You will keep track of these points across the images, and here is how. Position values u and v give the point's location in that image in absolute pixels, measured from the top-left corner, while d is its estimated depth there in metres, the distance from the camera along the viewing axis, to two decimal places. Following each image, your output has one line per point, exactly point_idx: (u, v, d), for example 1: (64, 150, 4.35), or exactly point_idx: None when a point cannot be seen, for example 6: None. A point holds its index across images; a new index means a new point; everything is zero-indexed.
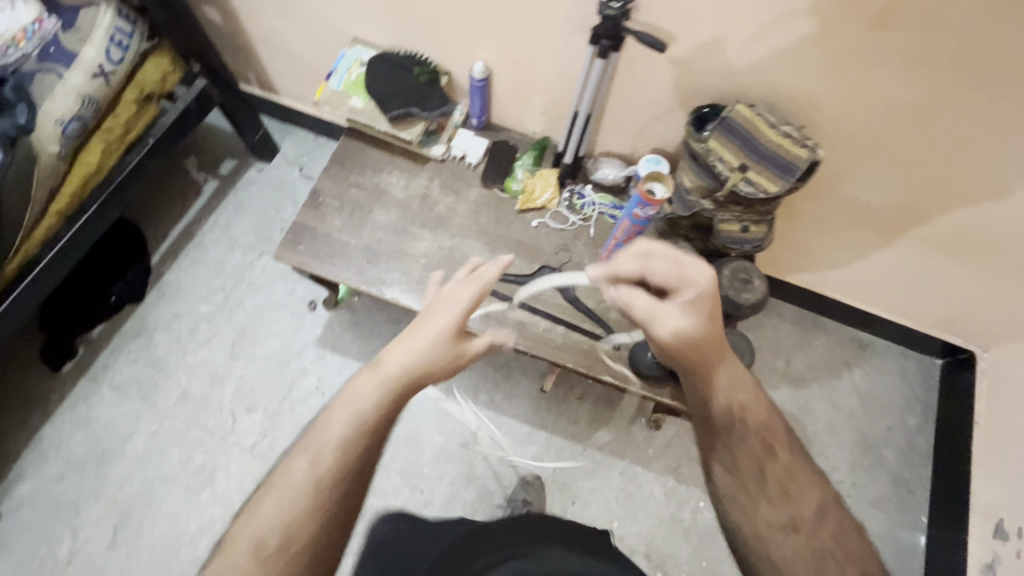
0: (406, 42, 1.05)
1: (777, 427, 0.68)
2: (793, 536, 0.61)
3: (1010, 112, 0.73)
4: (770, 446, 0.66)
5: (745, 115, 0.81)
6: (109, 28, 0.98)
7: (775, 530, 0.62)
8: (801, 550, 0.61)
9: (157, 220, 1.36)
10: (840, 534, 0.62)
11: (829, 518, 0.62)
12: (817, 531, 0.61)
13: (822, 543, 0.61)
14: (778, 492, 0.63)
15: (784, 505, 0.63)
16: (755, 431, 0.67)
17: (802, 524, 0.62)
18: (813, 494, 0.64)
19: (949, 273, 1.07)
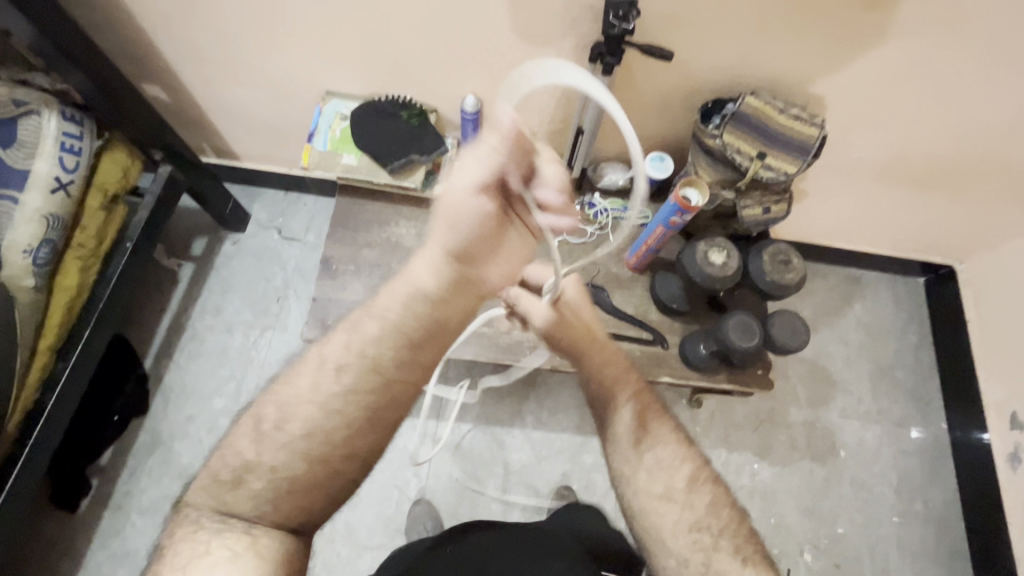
0: (385, 88, 1.01)
1: (649, 405, 0.72)
2: (669, 505, 0.66)
3: (990, 60, 0.80)
4: (633, 400, 0.72)
5: (756, 106, 0.84)
6: (57, 135, 0.87)
7: (655, 502, 0.67)
8: (676, 521, 0.65)
9: (139, 321, 1.25)
10: (712, 504, 0.66)
11: (701, 490, 0.67)
12: (690, 499, 0.66)
13: (696, 515, 0.65)
14: (653, 464, 0.68)
15: (655, 476, 0.67)
16: (628, 410, 0.71)
17: (675, 495, 0.66)
18: (684, 467, 0.68)
19: (931, 204, 1.16)
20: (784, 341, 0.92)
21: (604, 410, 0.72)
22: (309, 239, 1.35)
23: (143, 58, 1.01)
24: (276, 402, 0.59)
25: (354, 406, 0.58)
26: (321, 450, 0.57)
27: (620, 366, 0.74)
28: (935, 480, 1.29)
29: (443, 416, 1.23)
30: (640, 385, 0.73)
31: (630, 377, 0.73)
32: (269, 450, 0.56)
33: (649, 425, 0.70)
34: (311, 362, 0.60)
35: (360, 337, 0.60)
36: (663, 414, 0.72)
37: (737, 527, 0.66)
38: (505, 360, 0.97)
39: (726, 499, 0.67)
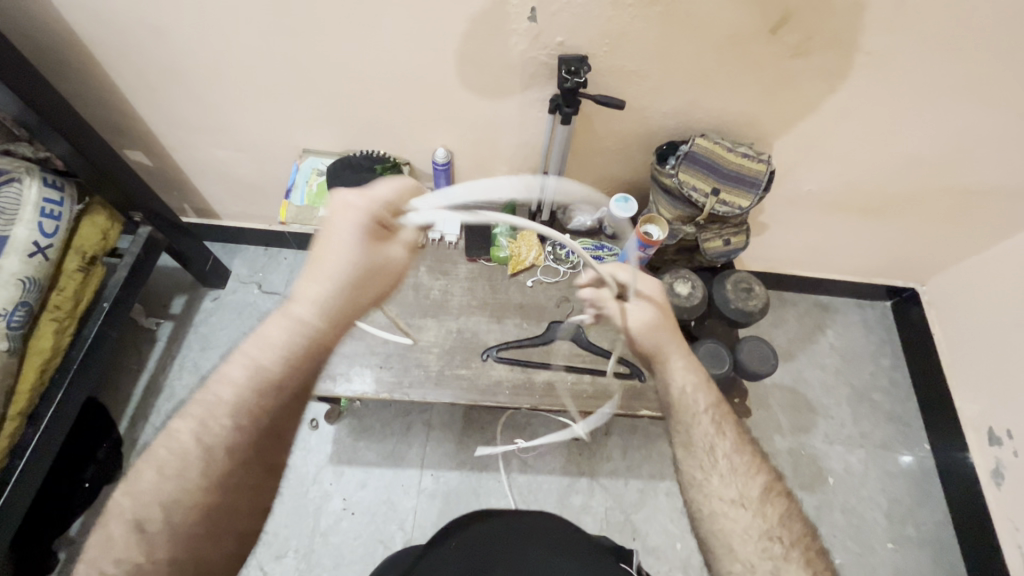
0: (359, 144, 1.06)
1: (725, 414, 0.69)
2: (740, 511, 0.62)
3: (916, 100, 0.87)
4: (708, 408, 0.68)
5: (705, 146, 0.91)
6: (38, 201, 0.90)
7: (727, 505, 0.62)
8: (747, 526, 0.61)
9: (114, 382, 1.23)
10: (784, 516, 0.62)
11: (774, 500, 0.63)
12: (764, 508, 0.62)
13: (768, 524, 0.61)
14: (727, 470, 0.64)
15: (729, 480, 0.64)
16: (707, 417, 0.68)
17: (747, 502, 0.62)
18: (761, 475, 0.64)
19: (884, 231, 1.23)
20: (754, 366, 0.95)
21: (681, 413, 0.69)
22: (289, 292, 1.37)
23: (125, 126, 1.06)
24: (156, 494, 0.55)
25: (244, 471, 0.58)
26: (225, 522, 0.57)
27: (697, 376, 0.72)
28: (924, 501, 1.29)
29: (428, 464, 1.22)
30: (717, 395, 0.70)
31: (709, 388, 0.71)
32: (162, 543, 0.54)
33: (726, 432, 0.67)
34: (179, 446, 0.57)
35: (227, 405, 0.59)
36: (740, 426, 0.69)
37: (808, 542, 0.61)
38: (484, 402, 0.97)
39: (797, 515, 0.63)
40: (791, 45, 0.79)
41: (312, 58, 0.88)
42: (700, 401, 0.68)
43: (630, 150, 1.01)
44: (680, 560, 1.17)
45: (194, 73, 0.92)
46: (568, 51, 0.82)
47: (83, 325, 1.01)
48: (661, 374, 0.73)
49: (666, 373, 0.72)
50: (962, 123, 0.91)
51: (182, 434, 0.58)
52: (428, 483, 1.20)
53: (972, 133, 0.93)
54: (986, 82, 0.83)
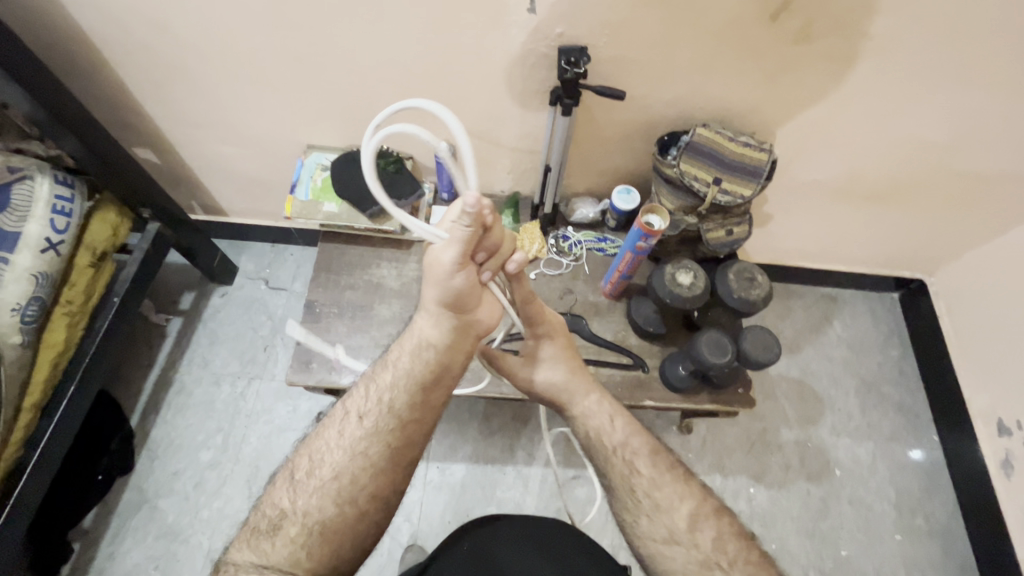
0: (363, 139, 1.07)
1: (637, 449, 0.72)
2: (675, 547, 0.65)
3: (919, 85, 0.86)
4: (616, 445, 0.72)
5: (707, 136, 0.91)
6: (49, 198, 0.92)
7: (661, 545, 0.66)
8: (684, 563, 0.64)
9: (127, 376, 1.26)
10: (717, 541, 0.65)
11: (703, 526, 0.66)
12: (695, 538, 0.65)
13: (703, 553, 0.64)
14: (652, 508, 0.68)
15: (656, 521, 0.67)
16: (619, 457, 0.71)
17: (680, 536, 0.66)
18: (684, 505, 0.68)
19: (891, 220, 1.22)
20: (756, 356, 0.94)
21: (598, 458, 0.73)
22: (296, 287, 1.38)
23: (134, 124, 1.07)
24: (309, 452, 0.65)
25: (377, 450, 0.65)
26: (349, 492, 0.63)
27: (606, 412, 0.75)
28: (932, 493, 1.28)
29: (434, 457, 1.22)
30: (631, 426, 0.74)
31: (613, 424, 0.74)
32: (303, 496, 0.62)
33: (640, 468, 0.70)
34: (336, 416, 0.68)
35: (378, 389, 0.68)
36: (655, 455, 0.72)
37: (748, 558, 0.65)
38: (488, 392, 0.98)
39: (730, 533, 0.66)
40: (791, 30, 0.79)
41: (315, 53, 0.89)
42: (611, 439, 0.72)
43: (631, 140, 1.01)
44: None
45: (201, 69, 0.94)
46: (568, 42, 0.83)
47: (94, 320, 1.03)
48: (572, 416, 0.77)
49: (574, 416, 0.76)
50: (968, 106, 0.90)
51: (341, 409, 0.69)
52: (434, 475, 1.21)
53: (978, 117, 0.92)
54: (992, 65, 0.82)
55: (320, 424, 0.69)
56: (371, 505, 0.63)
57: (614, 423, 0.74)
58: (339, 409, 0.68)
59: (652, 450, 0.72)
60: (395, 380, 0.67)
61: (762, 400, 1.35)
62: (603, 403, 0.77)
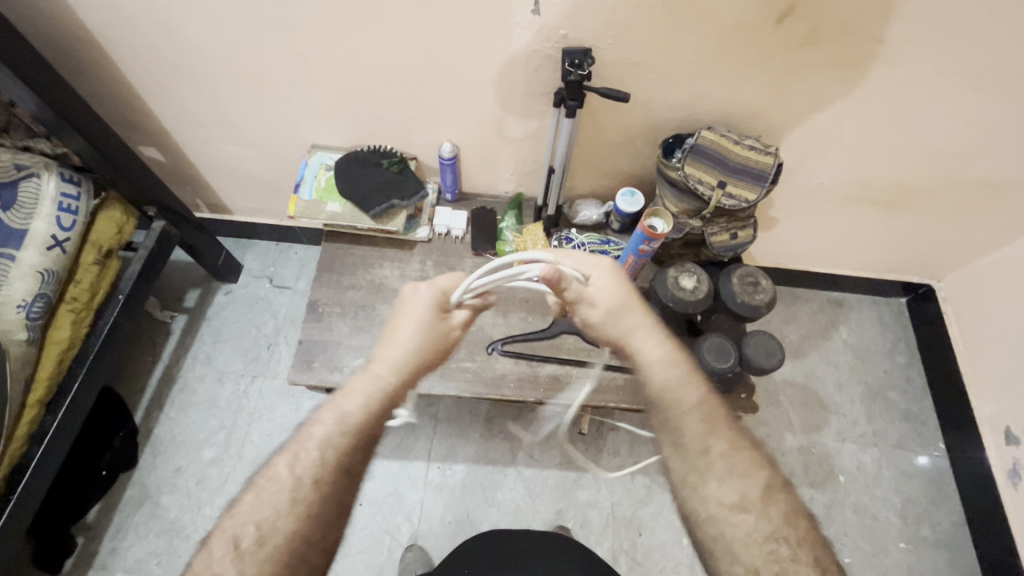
0: (367, 138, 1.07)
1: (717, 410, 0.71)
2: (743, 515, 0.64)
3: (927, 90, 0.85)
4: (692, 406, 0.71)
5: (711, 139, 0.90)
6: (55, 196, 0.92)
7: (727, 510, 0.64)
8: (750, 529, 0.63)
9: (131, 373, 1.27)
10: (787, 515, 0.64)
11: (777, 499, 0.65)
12: (766, 509, 0.64)
13: (773, 524, 0.63)
14: (726, 472, 0.66)
15: (729, 484, 0.66)
16: (699, 415, 0.70)
17: (750, 503, 0.64)
18: (760, 475, 0.67)
19: (899, 225, 1.21)
20: (758, 362, 0.93)
21: (670, 413, 0.71)
22: (299, 286, 1.39)
23: (139, 123, 1.08)
24: (255, 519, 0.60)
25: (328, 508, 0.63)
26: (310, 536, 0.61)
27: (670, 365, 0.74)
28: (938, 501, 1.27)
29: (435, 457, 1.23)
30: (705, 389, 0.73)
31: (695, 382, 0.73)
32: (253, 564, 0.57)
33: (721, 430, 0.70)
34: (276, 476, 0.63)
35: (323, 445, 0.65)
36: (732, 422, 0.71)
37: (816, 537, 0.63)
38: (488, 394, 0.98)
39: (801, 510, 0.65)
40: (796, 33, 0.78)
41: (319, 53, 0.89)
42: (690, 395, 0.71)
43: (635, 143, 1.01)
44: (685, 557, 1.16)
45: (207, 70, 0.94)
46: (572, 44, 0.82)
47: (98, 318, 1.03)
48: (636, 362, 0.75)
49: (646, 371, 0.74)
50: (980, 112, 0.88)
51: (281, 468, 0.64)
52: (434, 476, 1.21)
53: (988, 123, 0.90)
54: (1003, 70, 0.81)
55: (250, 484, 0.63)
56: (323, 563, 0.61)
57: (693, 378, 0.74)
58: (282, 472, 0.63)
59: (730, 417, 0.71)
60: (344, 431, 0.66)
61: (766, 406, 1.34)
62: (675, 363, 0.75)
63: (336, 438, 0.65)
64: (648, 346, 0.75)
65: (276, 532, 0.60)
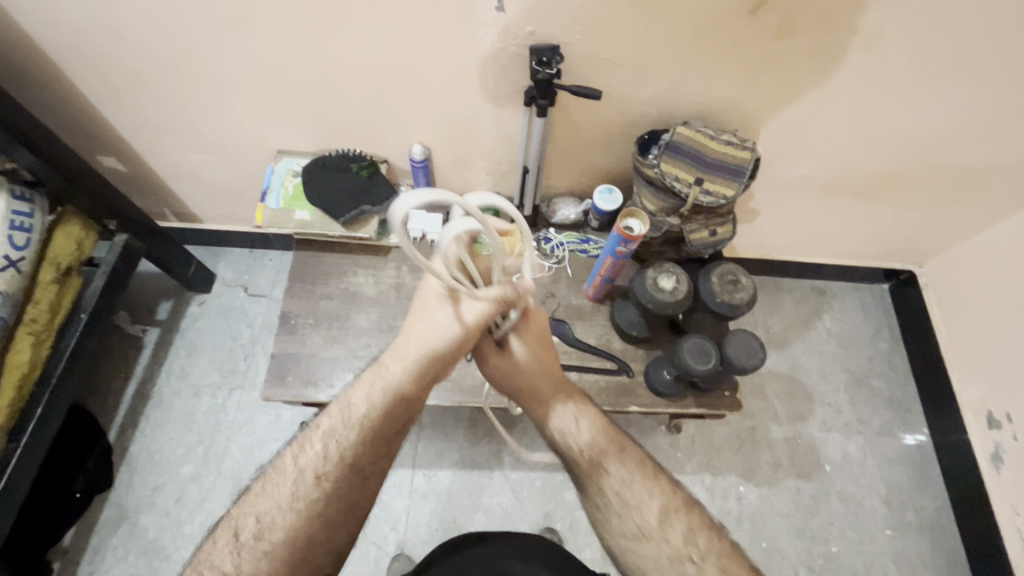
0: (335, 142, 1.04)
1: (603, 443, 0.69)
2: (646, 543, 0.63)
3: (906, 78, 0.83)
4: (585, 444, 0.69)
5: (687, 135, 0.88)
6: (7, 214, 0.88)
7: (633, 542, 0.64)
8: (656, 559, 0.63)
9: (103, 391, 1.23)
10: (687, 532, 0.63)
11: (674, 520, 0.64)
12: (665, 532, 0.63)
13: (674, 549, 0.62)
14: (621, 506, 0.65)
15: (626, 517, 0.65)
16: (587, 454, 0.69)
17: (649, 532, 0.63)
18: (654, 500, 0.65)
19: (880, 213, 1.20)
20: (741, 361, 0.92)
21: (569, 457, 0.70)
22: (275, 294, 1.35)
23: (95, 132, 1.03)
24: (255, 512, 0.60)
25: (332, 507, 0.61)
26: (303, 552, 0.59)
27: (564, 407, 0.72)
28: (923, 486, 1.28)
29: (421, 463, 1.21)
30: (595, 422, 0.71)
31: (579, 420, 0.71)
32: (252, 562, 0.57)
33: (608, 466, 0.67)
34: (286, 472, 0.62)
35: (336, 443, 0.63)
36: (622, 450, 0.69)
37: (719, 548, 0.62)
38: (469, 402, 0.96)
39: (698, 526, 0.64)
40: (771, 25, 0.75)
41: (277, 57, 0.85)
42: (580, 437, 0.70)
43: (611, 139, 0.98)
44: None
45: (160, 76, 0.90)
46: (540, 41, 0.79)
47: (60, 337, 1.00)
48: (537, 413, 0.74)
49: (548, 418, 0.73)
50: (959, 98, 0.87)
51: (287, 462, 0.63)
52: (420, 483, 1.20)
53: (966, 110, 0.89)
54: (982, 56, 0.79)
55: (262, 478, 0.63)
56: (325, 560, 0.60)
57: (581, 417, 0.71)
58: (289, 464, 0.62)
59: (618, 447, 0.69)
60: (357, 434, 0.64)
61: (751, 398, 1.34)
62: (569, 404, 0.73)
63: (341, 435, 0.64)
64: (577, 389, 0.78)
65: (272, 533, 0.59)
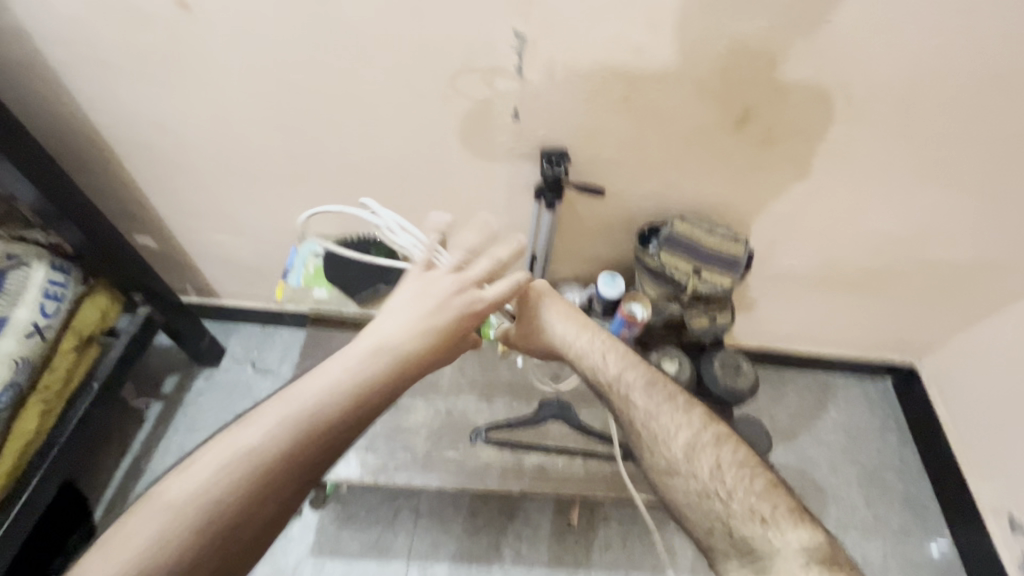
0: (356, 228, 1.12)
1: (632, 381, 0.72)
2: (677, 477, 0.64)
3: (879, 184, 0.92)
4: (612, 379, 0.72)
5: (684, 229, 0.94)
6: (42, 283, 0.93)
7: (664, 475, 0.65)
8: (686, 491, 0.63)
9: (96, 465, 1.20)
10: (717, 466, 0.63)
11: (702, 454, 0.64)
12: (694, 466, 0.64)
13: (702, 481, 0.62)
14: (650, 439, 0.67)
15: (655, 452, 0.66)
16: (615, 391, 0.71)
17: (678, 465, 0.64)
18: (681, 434, 0.66)
19: (872, 306, 1.24)
20: None
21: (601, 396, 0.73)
22: (282, 370, 1.37)
23: (136, 214, 1.12)
24: None
25: None
26: None
27: (601, 351, 0.75)
28: None
29: (417, 555, 1.15)
30: (624, 359, 0.74)
31: (608, 358, 0.73)
32: None
33: (636, 401, 0.70)
34: None
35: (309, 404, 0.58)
36: (652, 386, 0.71)
37: (748, 484, 0.62)
38: (472, 486, 0.94)
39: (729, 460, 0.63)
40: (754, 137, 0.85)
41: (313, 152, 0.95)
42: (610, 367, 0.73)
43: (613, 230, 1.05)
44: None
45: (206, 165, 0.99)
46: (549, 145, 0.89)
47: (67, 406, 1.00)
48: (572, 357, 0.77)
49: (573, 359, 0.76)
50: (931, 202, 0.95)
51: None
52: None
53: (940, 213, 0.97)
54: (945, 167, 0.88)
55: None
56: None
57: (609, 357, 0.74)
58: None
59: (647, 383, 0.71)
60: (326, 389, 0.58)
61: None
62: (597, 340, 0.76)
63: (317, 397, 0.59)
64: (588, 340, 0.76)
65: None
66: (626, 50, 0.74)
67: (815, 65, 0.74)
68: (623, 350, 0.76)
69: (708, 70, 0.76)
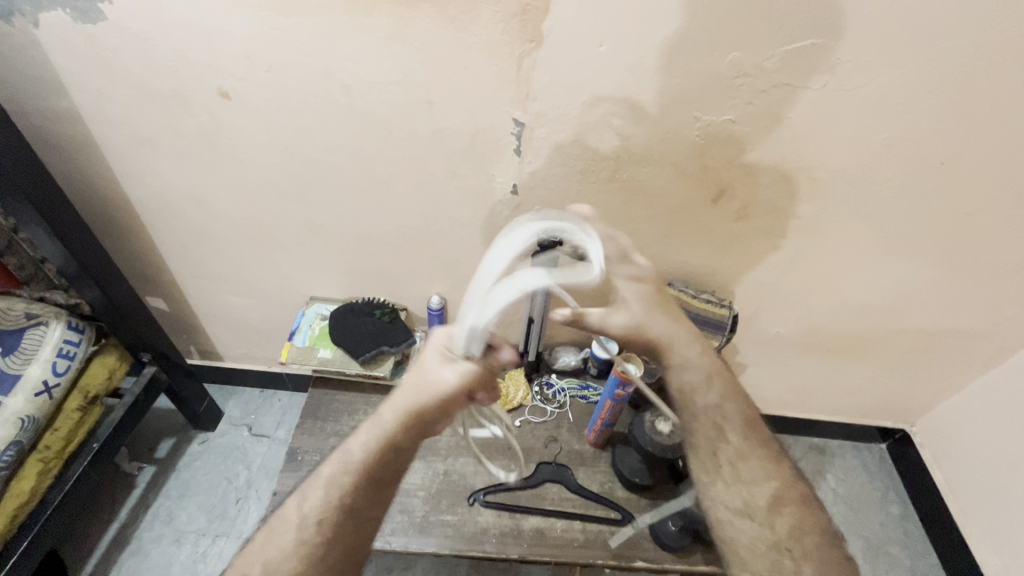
0: (363, 291, 1.17)
1: (729, 415, 0.77)
2: (746, 521, 0.71)
3: (849, 254, 1.00)
4: (706, 407, 0.78)
5: (671, 294, 1.02)
6: (58, 341, 0.96)
7: (732, 514, 0.72)
8: (753, 537, 0.70)
9: (81, 533, 1.17)
10: (794, 527, 0.69)
11: (782, 509, 0.70)
12: (771, 518, 0.70)
13: (775, 534, 0.69)
14: (731, 477, 0.74)
15: (733, 490, 0.73)
16: (709, 420, 0.77)
17: (754, 510, 0.71)
18: (766, 484, 0.72)
19: (859, 370, 1.28)
20: None
21: (692, 417, 0.79)
22: (278, 434, 1.37)
23: (152, 277, 1.17)
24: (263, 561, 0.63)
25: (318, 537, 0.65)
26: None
27: (705, 374, 0.79)
28: None
29: None
30: (727, 392, 0.79)
31: (709, 385, 0.79)
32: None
33: (730, 436, 0.76)
34: (288, 519, 0.66)
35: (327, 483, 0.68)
36: (748, 428, 0.77)
37: (822, 550, 0.67)
38: (469, 552, 0.92)
39: (809, 523, 0.69)
40: (730, 211, 0.93)
41: (326, 222, 1.02)
42: (709, 399, 0.78)
43: None
44: None
45: (226, 232, 1.06)
46: None
47: (66, 467, 1.01)
48: (667, 367, 0.80)
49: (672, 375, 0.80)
50: (902, 269, 1.01)
51: (290, 512, 0.68)
52: None
53: (909, 282, 1.04)
54: (908, 239, 0.96)
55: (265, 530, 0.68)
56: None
57: (710, 381, 0.79)
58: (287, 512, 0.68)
59: (744, 421, 0.76)
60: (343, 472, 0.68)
61: None
62: (704, 359, 0.80)
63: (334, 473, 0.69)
64: (690, 357, 0.79)
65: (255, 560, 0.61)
66: (612, 136, 0.84)
67: (780, 150, 0.84)
68: (717, 381, 0.79)
69: (684, 151, 0.85)
